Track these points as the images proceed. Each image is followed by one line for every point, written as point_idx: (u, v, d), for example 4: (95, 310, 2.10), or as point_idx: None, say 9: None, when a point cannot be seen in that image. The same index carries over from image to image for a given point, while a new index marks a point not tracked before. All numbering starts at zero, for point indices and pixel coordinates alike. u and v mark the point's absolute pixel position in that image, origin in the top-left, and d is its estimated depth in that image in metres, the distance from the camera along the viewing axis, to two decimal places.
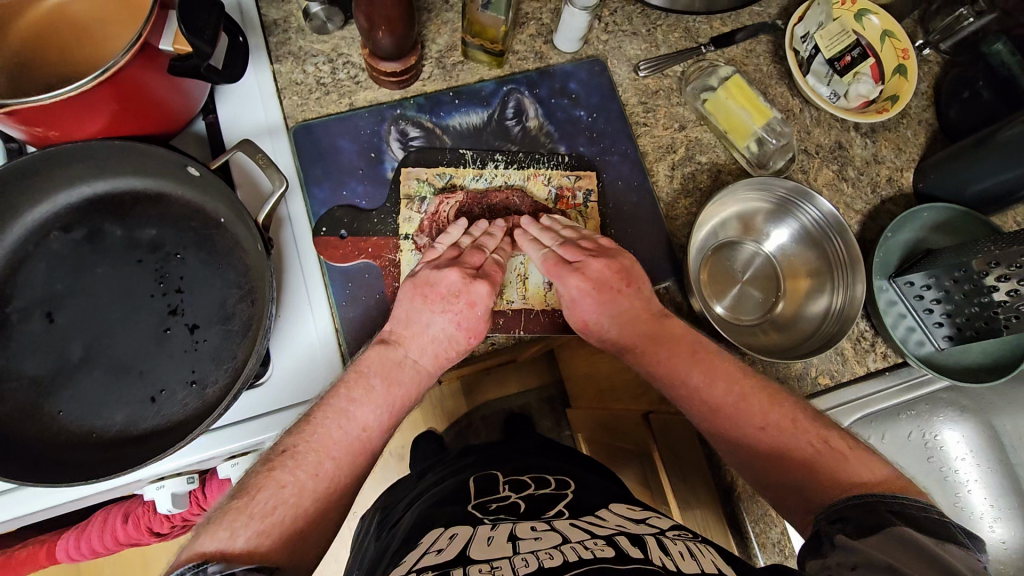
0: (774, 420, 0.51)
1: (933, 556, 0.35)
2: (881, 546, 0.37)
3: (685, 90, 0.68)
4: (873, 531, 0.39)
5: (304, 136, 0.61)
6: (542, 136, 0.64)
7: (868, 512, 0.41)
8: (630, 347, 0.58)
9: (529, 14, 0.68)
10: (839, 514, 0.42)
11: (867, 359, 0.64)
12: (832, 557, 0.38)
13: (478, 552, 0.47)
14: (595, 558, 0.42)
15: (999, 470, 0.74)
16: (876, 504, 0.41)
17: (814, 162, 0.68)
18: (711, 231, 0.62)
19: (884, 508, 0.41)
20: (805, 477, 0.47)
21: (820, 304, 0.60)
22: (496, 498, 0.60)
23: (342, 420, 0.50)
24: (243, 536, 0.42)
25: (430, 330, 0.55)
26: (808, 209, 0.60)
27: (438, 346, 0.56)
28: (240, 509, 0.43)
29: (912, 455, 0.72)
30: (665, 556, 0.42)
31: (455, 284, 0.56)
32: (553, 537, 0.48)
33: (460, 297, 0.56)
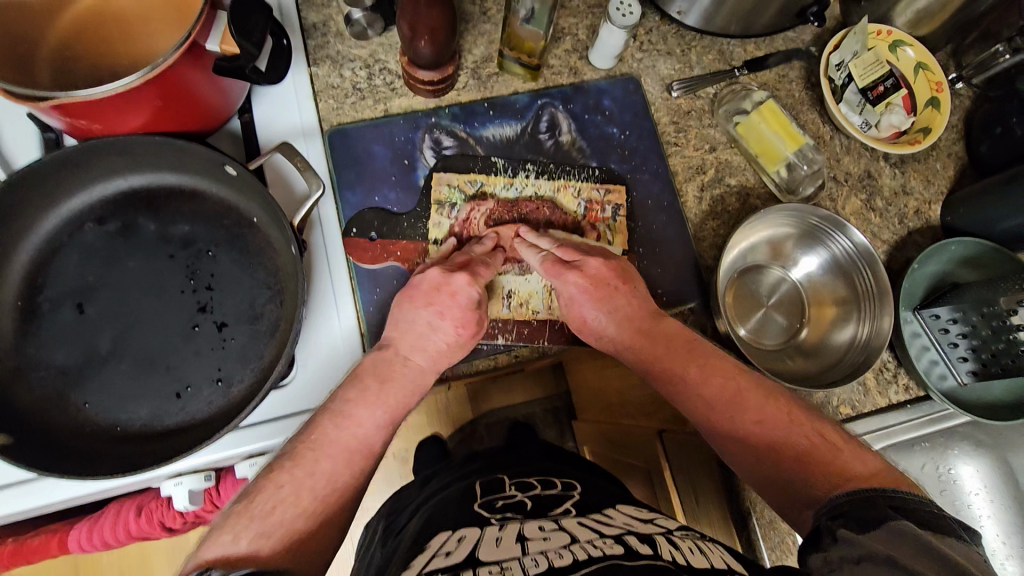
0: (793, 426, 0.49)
1: (934, 551, 0.35)
2: (886, 541, 0.36)
3: (718, 111, 0.68)
4: (876, 525, 0.38)
5: (339, 139, 0.61)
6: (574, 151, 0.65)
7: (868, 506, 0.40)
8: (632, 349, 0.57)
9: (565, 29, 0.68)
10: (839, 509, 0.41)
11: (889, 391, 0.64)
12: (833, 552, 0.38)
13: (487, 555, 0.46)
14: (606, 556, 0.41)
15: (1011, 506, 0.74)
16: (876, 497, 0.41)
17: (843, 190, 0.68)
18: (740, 254, 0.62)
19: (883, 502, 0.40)
20: (800, 470, 0.46)
21: (845, 335, 0.59)
22: (503, 499, 0.60)
23: (356, 438, 0.49)
24: (246, 537, 0.42)
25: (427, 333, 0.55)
26: (840, 239, 0.60)
27: (436, 352, 0.55)
28: (240, 513, 0.43)
29: (926, 489, 0.71)
30: (675, 551, 0.42)
31: (453, 283, 0.55)
32: (562, 536, 0.48)
33: (457, 297, 0.55)
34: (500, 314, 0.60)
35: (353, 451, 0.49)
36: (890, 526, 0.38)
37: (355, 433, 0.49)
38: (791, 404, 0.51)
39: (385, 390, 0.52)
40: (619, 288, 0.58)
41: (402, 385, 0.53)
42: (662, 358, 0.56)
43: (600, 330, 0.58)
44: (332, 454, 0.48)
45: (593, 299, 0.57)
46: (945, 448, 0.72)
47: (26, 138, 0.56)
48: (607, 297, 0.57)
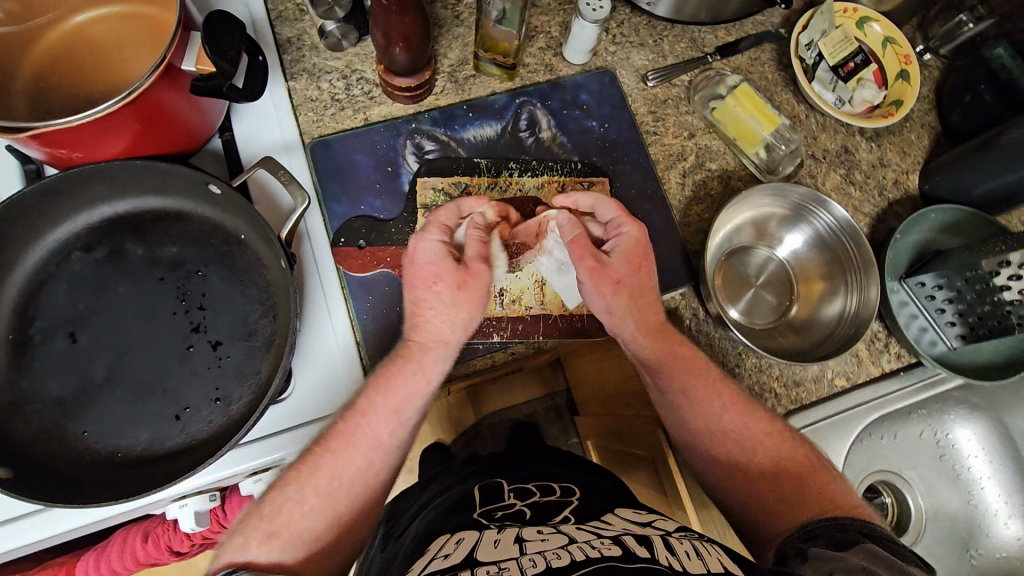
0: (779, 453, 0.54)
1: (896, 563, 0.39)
2: (854, 555, 0.41)
3: (693, 98, 0.69)
4: (844, 544, 0.43)
5: (321, 151, 0.62)
6: (555, 147, 0.65)
7: (837, 530, 0.45)
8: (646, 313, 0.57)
9: (538, 27, 0.69)
10: (811, 531, 0.46)
11: (882, 359, 0.64)
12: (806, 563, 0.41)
13: (485, 556, 0.47)
14: (601, 557, 0.42)
15: (1014, 469, 0.74)
16: (846, 524, 0.45)
17: (822, 166, 0.69)
18: (726, 237, 0.63)
19: (853, 528, 0.45)
20: (789, 499, 0.51)
21: (836, 307, 0.60)
22: (502, 505, 0.61)
23: (373, 439, 0.51)
24: (256, 541, 0.45)
25: (435, 302, 0.53)
26: (821, 214, 0.61)
27: (446, 324, 0.54)
28: (257, 515, 0.47)
29: (920, 455, 0.75)
30: (671, 556, 0.42)
31: (431, 247, 0.54)
32: (559, 538, 0.48)
33: (441, 259, 0.53)
34: (493, 312, 0.60)
35: (364, 452, 0.50)
36: (858, 547, 0.42)
37: (371, 433, 0.51)
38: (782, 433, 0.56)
39: (401, 389, 0.52)
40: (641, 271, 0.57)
41: (419, 396, 0.53)
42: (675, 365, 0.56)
43: (628, 285, 0.56)
44: (353, 457, 0.50)
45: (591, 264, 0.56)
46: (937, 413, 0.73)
47: (6, 170, 0.56)
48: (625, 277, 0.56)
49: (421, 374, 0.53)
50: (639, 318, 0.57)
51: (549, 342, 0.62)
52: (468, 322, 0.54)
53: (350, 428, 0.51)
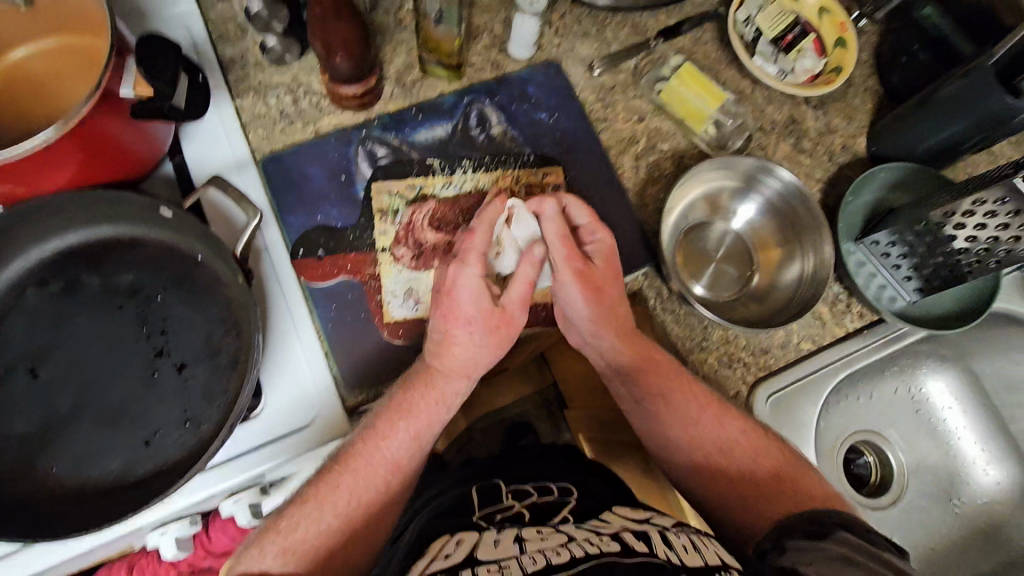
0: (764, 451, 0.57)
1: (867, 544, 0.43)
2: (830, 543, 0.44)
3: (640, 83, 0.70)
4: (821, 534, 0.46)
5: (273, 166, 0.62)
6: (507, 141, 0.66)
7: (813, 520, 0.48)
8: (620, 317, 0.59)
9: (481, 26, 0.69)
10: (790, 524, 0.49)
11: (845, 320, 0.65)
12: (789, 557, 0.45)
13: (486, 555, 0.47)
14: (601, 553, 0.43)
15: (985, 414, 0.76)
16: (821, 513, 0.49)
17: (771, 138, 0.71)
18: (681, 215, 0.64)
19: (828, 516, 0.48)
20: (771, 494, 0.54)
21: (794, 271, 0.61)
22: (500, 508, 0.60)
23: (387, 456, 0.53)
24: (270, 554, 0.49)
25: (467, 346, 0.54)
26: (770, 181, 0.62)
27: (474, 364, 0.55)
28: (272, 528, 0.50)
29: (898, 412, 0.76)
30: (668, 550, 0.44)
31: (472, 287, 0.53)
32: (559, 536, 0.49)
33: (481, 302, 0.54)
34: None
35: (381, 472, 0.53)
36: (832, 534, 0.45)
37: (389, 454, 0.53)
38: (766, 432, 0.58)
39: (421, 416, 0.54)
40: (609, 287, 0.58)
41: (437, 419, 0.54)
42: (658, 368, 0.59)
43: (604, 292, 0.57)
44: (370, 477, 0.52)
45: (592, 284, 0.57)
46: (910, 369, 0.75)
47: None
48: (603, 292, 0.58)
49: (443, 402, 0.54)
50: (615, 325, 0.58)
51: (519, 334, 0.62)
52: (490, 359, 0.56)
53: (370, 449, 0.53)
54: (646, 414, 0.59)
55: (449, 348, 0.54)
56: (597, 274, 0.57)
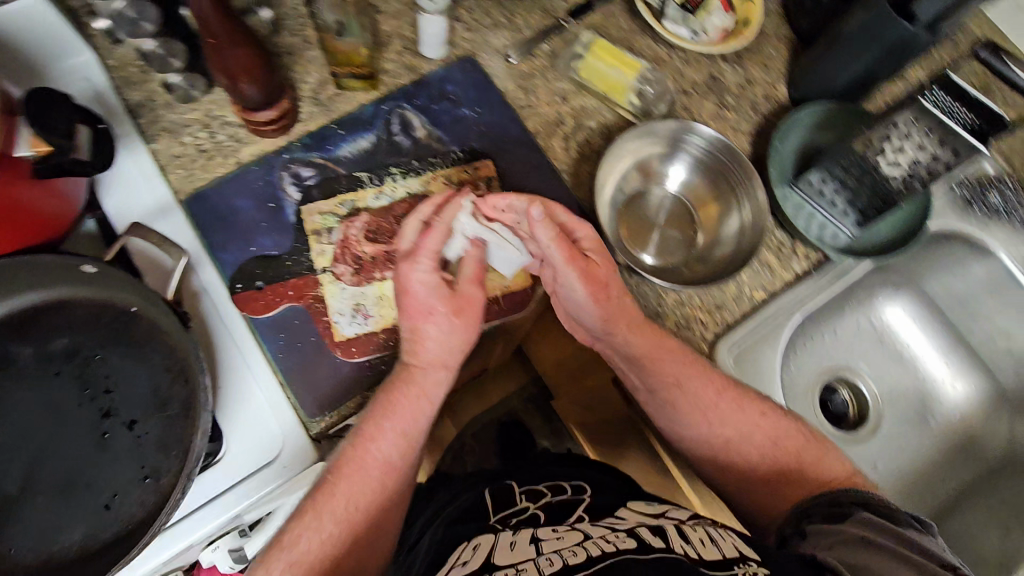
0: (773, 431, 0.58)
1: (887, 530, 0.46)
2: (851, 527, 0.47)
3: (558, 65, 0.70)
4: (841, 518, 0.49)
5: (198, 205, 0.60)
6: (433, 143, 0.65)
7: (833, 505, 0.51)
8: (619, 315, 0.56)
9: (390, 32, 0.69)
10: (809, 509, 0.52)
11: (792, 263, 0.66)
12: (813, 540, 0.49)
13: (503, 559, 0.47)
14: (618, 551, 0.42)
15: (946, 333, 0.78)
16: (839, 496, 0.52)
17: (694, 98, 0.71)
18: (616, 187, 0.64)
19: (846, 500, 0.51)
20: (786, 476, 0.56)
21: (733, 219, 0.62)
22: (516, 510, 0.59)
23: (381, 456, 0.51)
24: (277, 570, 0.47)
25: (437, 334, 0.53)
26: (693, 139, 0.63)
27: (452, 354, 0.54)
28: (276, 545, 0.48)
29: (864, 345, 0.77)
30: (686, 544, 0.43)
31: (429, 279, 0.53)
32: (575, 535, 0.48)
33: (439, 290, 0.53)
34: None
35: (375, 476, 0.51)
36: (852, 517, 0.49)
37: (382, 456, 0.51)
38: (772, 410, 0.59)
39: (412, 418, 0.52)
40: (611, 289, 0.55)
41: (427, 418, 0.53)
42: (668, 365, 0.57)
43: (607, 286, 0.56)
44: (368, 484, 0.50)
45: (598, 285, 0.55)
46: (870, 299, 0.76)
47: None
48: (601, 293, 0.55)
49: (428, 400, 0.53)
50: (625, 319, 0.56)
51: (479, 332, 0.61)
52: (465, 343, 0.54)
53: (364, 454, 0.51)
54: (664, 412, 0.59)
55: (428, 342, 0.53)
56: (595, 270, 0.55)
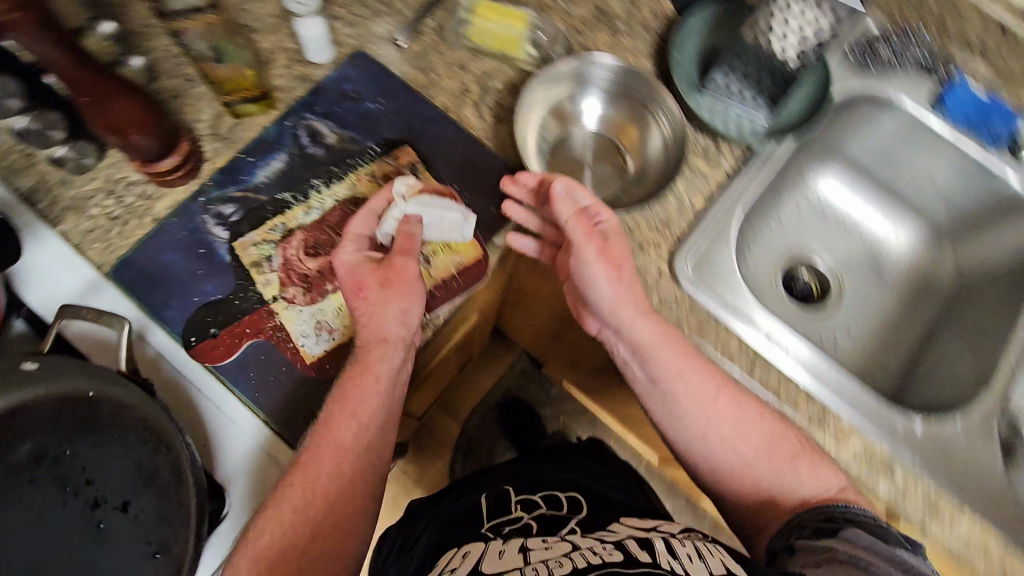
0: (768, 436, 0.57)
1: (882, 551, 0.46)
2: (843, 546, 0.47)
3: (448, 36, 0.70)
4: (832, 535, 0.49)
5: (125, 272, 0.58)
6: (347, 145, 0.64)
7: (825, 519, 0.51)
8: (632, 298, 0.58)
9: (272, 48, 0.67)
10: (800, 524, 0.52)
11: (721, 163, 0.68)
12: (800, 559, 0.49)
13: (489, 566, 0.47)
14: (602, 563, 0.43)
15: (877, 190, 0.82)
16: (829, 512, 0.51)
17: (588, 34, 0.72)
18: (539, 137, 0.64)
19: (837, 515, 0.51)
20: (770, 489, 0.56)
21: (654, 134, 0.64)
22: (510, 518, 0.61)
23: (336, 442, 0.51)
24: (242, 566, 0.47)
25: (371, 309, 0.53)
26: (597, 71, 0.64)
27: (394, 331, 0.54)
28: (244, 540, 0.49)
29: (807, 222, 0.81)
30: (672, 555, 0.44)
31: (358, 258, 0.56)
32: (562, 546, 0.49)
33: (364, 266, 0.55)
34: None
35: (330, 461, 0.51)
36: (844, 536, 0.48)
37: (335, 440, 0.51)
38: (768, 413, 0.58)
39: (364, 405, 0.52)
40: (625, 270, 0.58)
41: (381, 404, 0.53)
42: (671, 358, 0.57)
43: (623, 272, 0.58)
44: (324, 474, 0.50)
45: (613, 265, 0.57)
46: (811, 167, 0.80)
47: None
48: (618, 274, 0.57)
49: (377, 383, 0.53)
50: (637, 304, 0.57)
51: (444, 316, 0.61)
52: (404, 314, 0.54)
53: (321, 444, 0.51)
54: (662, 404, 0.60)
55: (371, 322, 0.54)
56: (609, 250, 0.58)
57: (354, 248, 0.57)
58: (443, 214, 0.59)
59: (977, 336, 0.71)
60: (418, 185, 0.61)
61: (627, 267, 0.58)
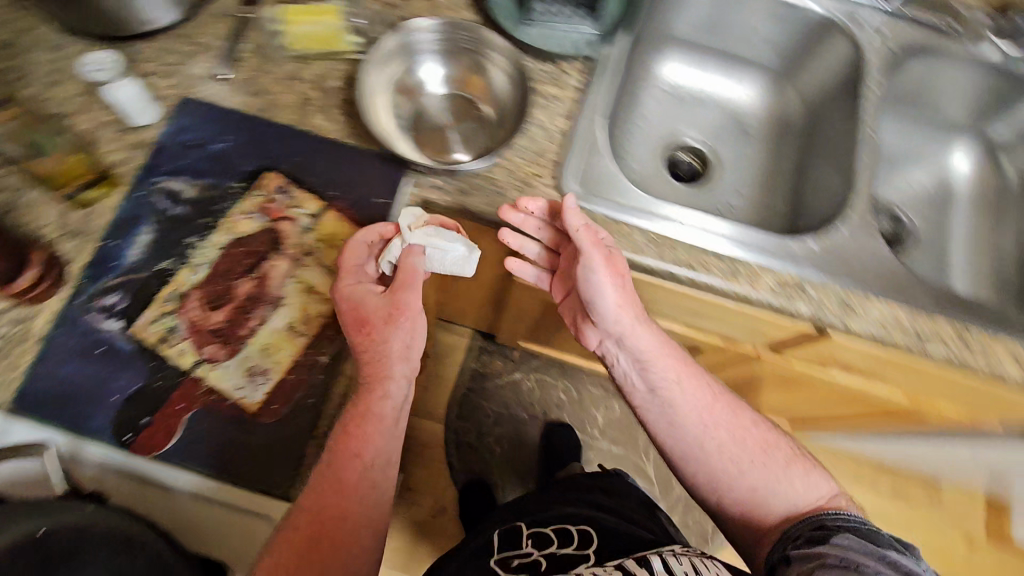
0: (751, 447, 0.69)
1: (866, 549, 0.55)
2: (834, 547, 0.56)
3: (268, 53, 0.68)
4: (822, 540, 0.59)
5: (27, 403, 0.54)
6: (208, 193, 0.62)
7: (817, 528, 0.61)
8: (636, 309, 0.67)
9: (93, 127, 0.63)
10: (796, 532, 0.62)
11: (568, 81, 0.70)
12: (793, 564, 0.57)
13: None
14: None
15: (717, 60, 0.91)
16: (822, 521, 0.62)
17: (403, 5, 0.72)
18: (394, 116, 0.65)
19: (828, 525, 0.61)
20: (765, 495, 0.66)
21: (495, 74, 0.66)
22: (520, 555, 0.70)
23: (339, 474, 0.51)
24: None
25: (377, 340, 0.54)
26: (420, 36, 0.65)
27: (395, 364, 0.55)
28: None
29: (668, 110, 0.90)
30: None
31: (360, 292, 0.55)
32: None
33: (369, 301, 0.55)
34: (298, 345, 0.57)
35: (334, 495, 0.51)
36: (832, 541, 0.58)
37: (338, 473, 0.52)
38: (759, 429, 0.71)
39: (373, 439, 0.53)
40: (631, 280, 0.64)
41: (387, 440, 0.53)
42: (667, 366, 0.70)
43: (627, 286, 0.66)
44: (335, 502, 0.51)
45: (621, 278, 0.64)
46: (652, 50, 0.89)
47: None
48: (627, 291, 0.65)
49: (382, 418, 0.53)
50: (634, 307, 0.66)
51: None
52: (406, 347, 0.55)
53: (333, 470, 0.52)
54: (660, 405, 0.70)
55: (375, 357, 0.54)
56: (616, 262, 0.62)
57: (352, 281, 0.56)
58: (445, 250, 0.57)
59: (839, 151, 0.78)
60: (429, 217, 0.58)
61: (631, 275, 0.65)
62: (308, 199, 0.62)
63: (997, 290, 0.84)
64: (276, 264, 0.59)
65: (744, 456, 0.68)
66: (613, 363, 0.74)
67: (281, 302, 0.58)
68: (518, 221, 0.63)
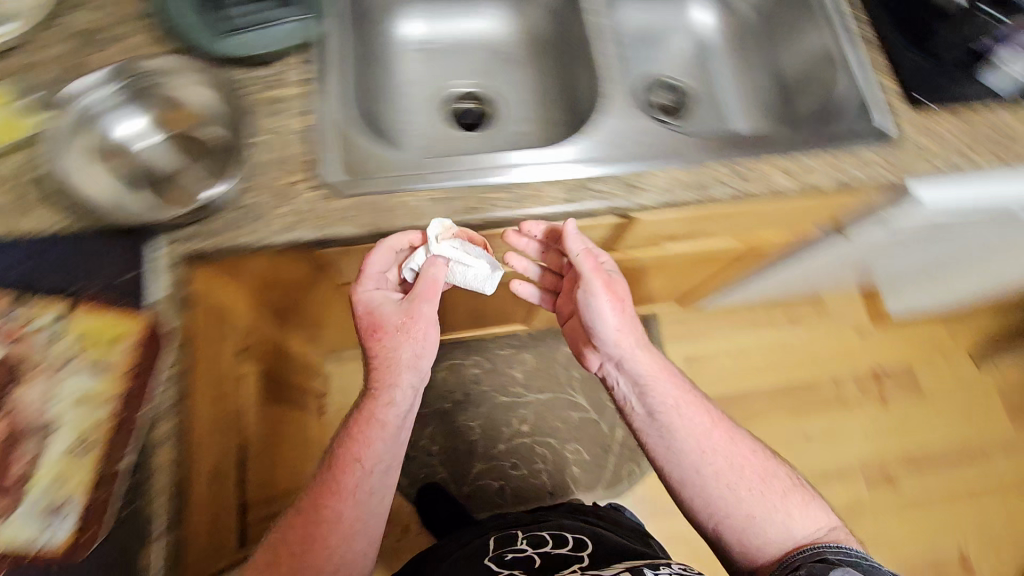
0: (750, 477, 0.71)
1: None
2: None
3: None
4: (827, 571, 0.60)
5: None
6: None
7: (816, 561, 0.63)
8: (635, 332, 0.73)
9: None
10: (796, 562, 0.64)
11: (291, 79, 0.67)
12: None
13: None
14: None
15: (453, 1, 0.90)
16: (821, 552, 0.64)
17: (85, 65, 0.65)
18: (111, 180, 0.59)
19: (826, 556, 0.63)
20: (759, 520, 0.68)
21: (192, 96, 0.62)
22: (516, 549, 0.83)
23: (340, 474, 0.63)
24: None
25: (387, 348, 0.62)
26: (97, 96, 0.60)
27: (399, 373, 0.62)
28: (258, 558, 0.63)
29: (426, 68, 0.89)
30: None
31: (377, 298, 0.63)
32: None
33: (386, 307, 0.62)
34: (94, 458, 0.53)
35: (336, 494, 0.62)
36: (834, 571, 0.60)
37: (341, 475, 0.63)
38: (756, 451, 0.74)
39: (375, 445, 0.63)
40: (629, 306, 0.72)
41: (384, 448, 0.63)
42: (672, 393, 0.74)
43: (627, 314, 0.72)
44: (341, 494, 0.62)
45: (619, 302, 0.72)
46: (383, 16, 0.87)
47: None
48: (629, 318, 0.73)
49: (382, 426, 0.63)
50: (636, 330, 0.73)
51: (161, 393, 0.57)
52: (414, 359, 0.62)
53: (345, 466, 0.64)
54: (658, 428, 0.73)
55: (387, 365, 0.62)
56: (617, 286, 0.71)
57: (374, 286, 0.64)
58: (467, 265, 0.63)
59: (585, 48, 0.80)
60: (456, 229, 0.63)
61: (631, 302, 0.73)
62: (48, 304, 0.55)
63: (769, 118, 0.91)
64: (27, 393, 0.52)
65: (744, 481, 0.70)
66: (613, 387, 0.78)
67: (54, 429, 0.53)
68: (523, 243, 0.70)
